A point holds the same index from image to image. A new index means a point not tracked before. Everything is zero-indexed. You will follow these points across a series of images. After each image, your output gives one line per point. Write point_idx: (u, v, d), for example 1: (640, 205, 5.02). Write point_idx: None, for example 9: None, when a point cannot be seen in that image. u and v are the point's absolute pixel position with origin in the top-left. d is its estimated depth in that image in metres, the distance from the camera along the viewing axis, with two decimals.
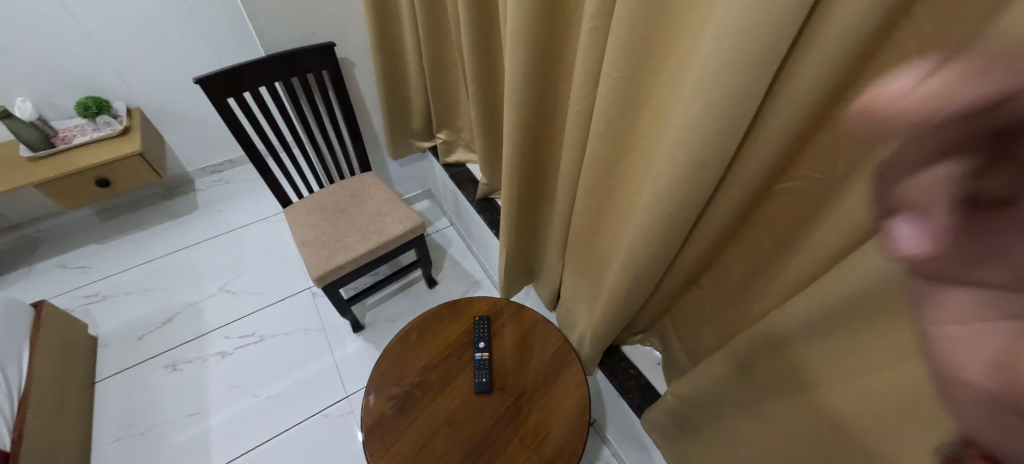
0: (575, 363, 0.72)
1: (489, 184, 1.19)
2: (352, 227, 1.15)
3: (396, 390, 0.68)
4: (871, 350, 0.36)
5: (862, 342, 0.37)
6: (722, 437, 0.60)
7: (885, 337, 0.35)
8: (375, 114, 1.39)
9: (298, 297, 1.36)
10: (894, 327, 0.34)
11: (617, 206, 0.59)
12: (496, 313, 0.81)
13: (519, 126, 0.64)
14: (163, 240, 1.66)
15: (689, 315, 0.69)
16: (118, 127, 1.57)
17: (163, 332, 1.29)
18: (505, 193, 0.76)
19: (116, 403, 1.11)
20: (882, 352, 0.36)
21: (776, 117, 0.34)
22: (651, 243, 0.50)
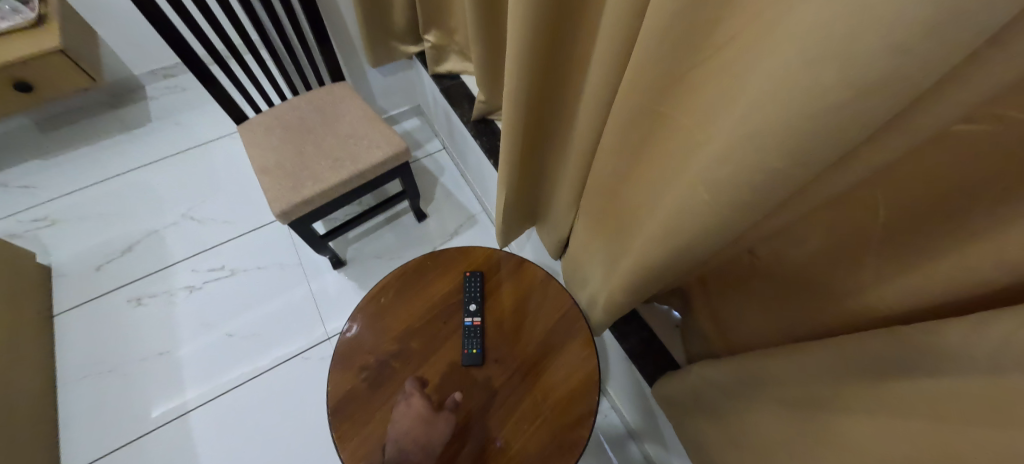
0: (583, 332, 0.61)
1: (487, 103, 0.97)
2: (320, 152, 0.96)
3: (369, 361, 0.58)
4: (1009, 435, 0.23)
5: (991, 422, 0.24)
6: (734, 435, 0.51)
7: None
8: (346, 4, 1.10)
9: (271, 228, 1.22)
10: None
11: (663, 149, 0.41)
12: (491, 268, 0.68)
13: (528, 20, 0.43)
14: (114, 157, 1.46)
15: (728, 286, 0.56)
16: (30, 14, 1.25)
17: (123, 262, 1.17)
18: (506, 121, 0.57)
19: (79, 338, 1.03)
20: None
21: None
22: (717, 210, 0.34)
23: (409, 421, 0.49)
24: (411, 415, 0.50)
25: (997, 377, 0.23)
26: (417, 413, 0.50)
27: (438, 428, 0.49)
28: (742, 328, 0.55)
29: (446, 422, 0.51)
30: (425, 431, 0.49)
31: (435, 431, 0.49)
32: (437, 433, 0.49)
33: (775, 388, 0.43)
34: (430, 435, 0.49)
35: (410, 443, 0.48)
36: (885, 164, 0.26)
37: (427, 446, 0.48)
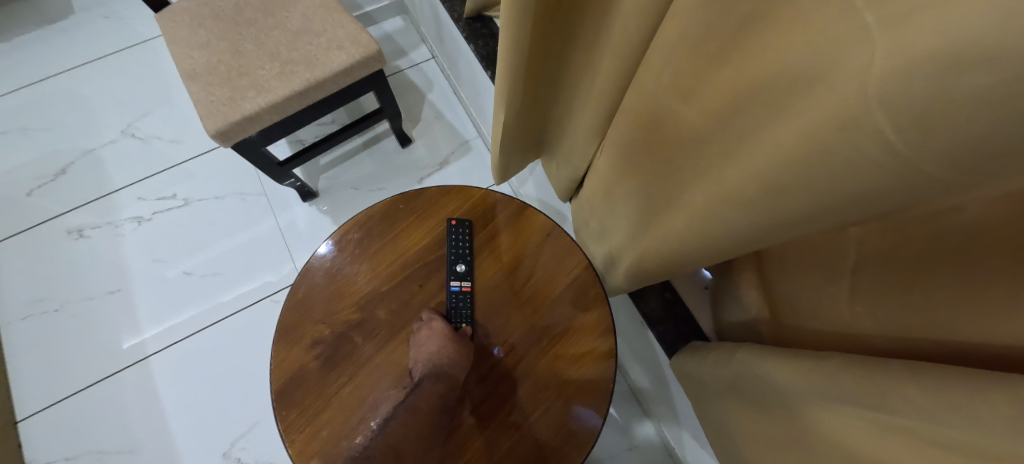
0: (599, 303, 0.50)
1: None
2: (264, 53, 0.74)
3: (323, 332, 0.47)
4: None
5: None
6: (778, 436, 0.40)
7: None
8: None
9: (228, 151, 1.03)
10: None
11: (778, 42, 0.22)
12: (482, 218, 0.54)
13: None
14: (33, 58, 1.20)
15: (805, 254, 0.40)
16: None
17: (57, 187, 1.00)
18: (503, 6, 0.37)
19: (17, 274, 0.91)
20: None
21: None
22: (899, 155, 0.18)
23: (436, 339, 0.44)
24: (435, 333, 0.45)
25: None
26: (443, 330, 0.45)
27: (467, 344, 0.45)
28: (811, 314, 0.41)
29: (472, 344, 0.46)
30: (455, 346, 0.44)
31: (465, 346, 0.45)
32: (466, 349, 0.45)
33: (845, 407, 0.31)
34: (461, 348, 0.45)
35: (441, 356, 0.43)
36: None
37: (459, 359, 0.44)
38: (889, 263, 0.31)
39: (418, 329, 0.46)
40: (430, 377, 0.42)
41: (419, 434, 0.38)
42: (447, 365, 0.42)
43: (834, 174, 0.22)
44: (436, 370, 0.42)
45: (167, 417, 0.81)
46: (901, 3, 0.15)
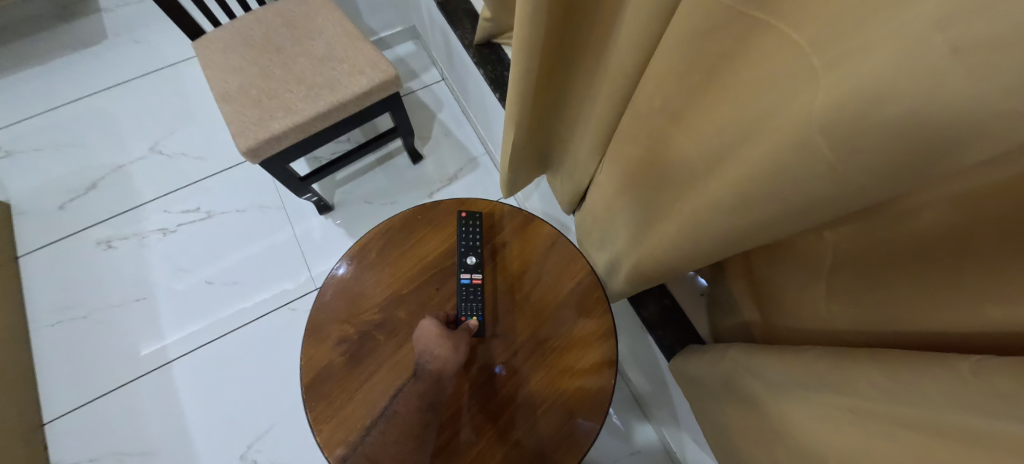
0: (601, 304, 0.54)
1: (493, 20, 0.78)
2: (290, 78, 0.80)
3: (348, 331, 0.51)
4: None
5: None
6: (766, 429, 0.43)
7: None
8: None
9: (249, 167, 1.09)
10: None
11: (751, 75, 0.27)
12: (493, 228, 0.58)
13: None
14: (68, 80, 1.28)
15: (788, 259, 0.44)
16: None
17: (87, 200, 1.06)
18: (513, 39, 0.42)
19: (47, 283, 0.95)
20: None
21: None
22: (838, 170, 0.22)
23: (429, 337, 0.45)
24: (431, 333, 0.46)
25: None
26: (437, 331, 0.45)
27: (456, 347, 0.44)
28: (797, 316, 0.44)
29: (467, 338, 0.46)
30: (444, 344, 0.44)
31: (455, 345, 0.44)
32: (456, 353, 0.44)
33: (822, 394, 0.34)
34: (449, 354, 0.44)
35: (427, 362, 0.43)
36: None
37: (448, 362, 0.43)
38: (859, 266, 0.36)
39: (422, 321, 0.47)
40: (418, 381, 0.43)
41: (402, 440, 0.41)
42: (433, 370, 0.43)
43: (800, 182, 0.26)
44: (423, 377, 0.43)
45: (186, 420, 0.84)
46: (835, 54, 0.20)
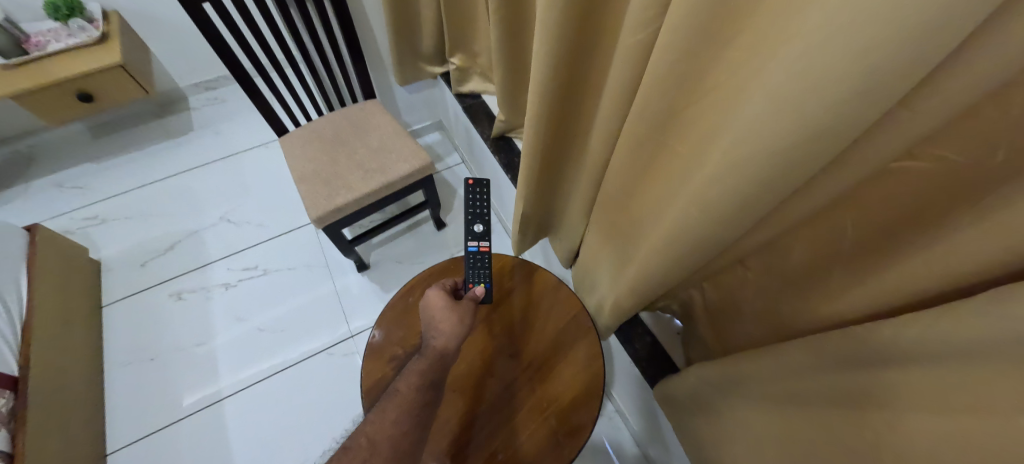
0: (592, 333, 0.68)
1: (507, 122, 1.03)
2: (352, 163, 1.05)
3: (397, 351, 0.66)
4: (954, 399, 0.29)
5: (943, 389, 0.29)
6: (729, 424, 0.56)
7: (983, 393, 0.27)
8: (380, 32, 1.21)
9: (302, 233, 1.30)
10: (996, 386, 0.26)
11: (667, 172, 0.47)
12: (507, 273, 0.75)
13: (553, 56, 0.50)
14: (159, 163, 1.57)
15: (725, 294, 0.61)
16: (95, 33, 1.40)
17: (165, 259, 1.26)
18: (525, 137, 0.64)
19: (124, 329, 1.12)
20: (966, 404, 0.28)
21: (940, 89, 0.22)
22: (707, 226, 0.41)
23: (437, 308, 0.57)
24: (437, 305, 0.58)
25: (936, 362, 0.29)
26: (442, 306, 0.57)
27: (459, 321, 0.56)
28: (738, 334, 0.59)
29: (467, 307, 0.58)
30: (449, 313, 0.56)
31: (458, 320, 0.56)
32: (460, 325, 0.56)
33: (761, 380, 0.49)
34: (453, 327, 0.55)
35: (434, 335, 0.54)
36: (847, 183, 0.32)
37: (450, 332, 0.55)
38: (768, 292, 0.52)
39: (431, 294, 0.60)
40: (426, 352, 0.53)
41: (403, 414, 0.49)
42: (438, 345, 0.53)
43: (691, 238, 0.44)
44: (429, 350, 0.54)
45: (233, 452, 0.95)
46: (699, 166, 0.40)
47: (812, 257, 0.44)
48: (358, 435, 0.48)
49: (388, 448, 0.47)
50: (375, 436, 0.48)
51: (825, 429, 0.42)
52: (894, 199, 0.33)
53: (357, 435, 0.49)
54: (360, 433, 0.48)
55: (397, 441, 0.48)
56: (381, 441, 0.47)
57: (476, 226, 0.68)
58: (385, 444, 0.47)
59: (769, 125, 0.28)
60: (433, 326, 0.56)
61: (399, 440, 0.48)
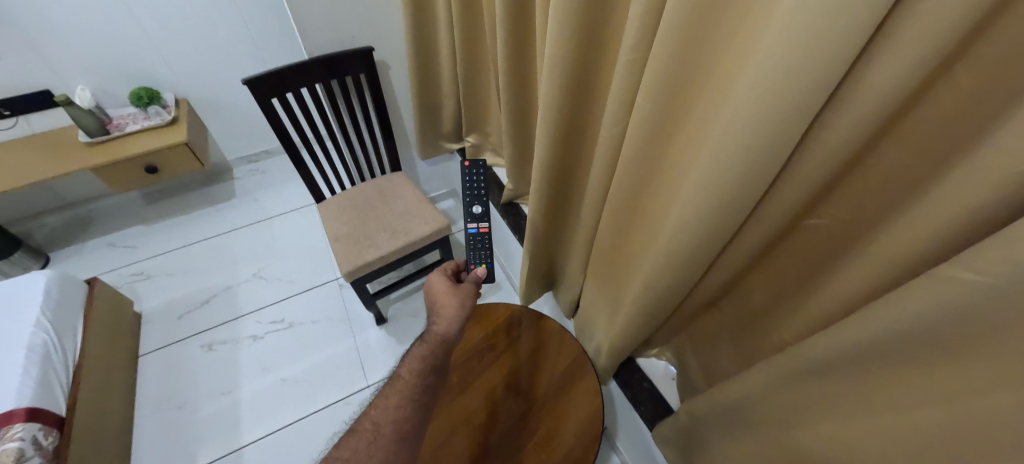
0: (592, 373, 0.76)
1: (515, 190, 1.19)
2: (381, 225, 1.20)
3: None
4: (875, 397, 0.36)
5: (868, 389, 0.37)
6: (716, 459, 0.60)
7: (889, 387, 0.35)
8: (408, 117, 1.44)
9: (327, 287, 1.42)
10: (894, 378, 0.35)
11: (644, 227, 0.60)
12: (514, 321, 0.85)
13: (552, 141, 0.66)
14: (202, 226, 1.75)
15: (707, 334, 0.69)
16: (167, 117, 1.62)
17: (200, 312, 1.39)
18: (531, 202, 0.78)
19: (156, 376, 1.22)
20: (885, 400, 0.36)
21: (803, 164, 0.36)
22: (675, 269, 0.52)
23: (441, 294, 0.65)
24: (439, 294, 0.66)
25: (851, 364, 0.37)
26: (444, 293, 0.66)
27: (459, 305, 0.64)
28: (721, 370, 0.67)
29: (464, 292, 0.66)
30: (449, 297, 0.65)
31: (459, 303, 0.64)
32: (460, 308, 0.64)
33: (736, 411, 0.54)
34: (454, 310, 0.63)
35: (437, 320, 0.62)
36: (772, 229, 0.45)
37: (449, 316, 0.63)
38: (739, 328, 0.62)
39: (434, 279, 0.68)
40: (430, 334, 0.60)
41: (402, 392, 0.53)
42: (439, 330, 0.61)
43: (662, 281, 0.55)
44: (434, 333, 0.61)
45: None
46: (665, 221, 0.53)
47: (767, 297, 0.55)
48: (365, 416, 0.52)
49: (395, 421, 0.50)
50: (382, 412, 0.51)
51: (788, 449, 0.48)
52: (812, 243, 0.45)
53: (365, 416, 0.52)
54: (367, 413, 0.52)
55: (403, 414, 0.51)
56: (386, 419, 0.51)
57: (474, 211, 0.84)
58: (393, 418, 0.51)
59: (702, 191, 0.41)
60: (437, 313, 0.64)
61: (406, 414, 0.52)
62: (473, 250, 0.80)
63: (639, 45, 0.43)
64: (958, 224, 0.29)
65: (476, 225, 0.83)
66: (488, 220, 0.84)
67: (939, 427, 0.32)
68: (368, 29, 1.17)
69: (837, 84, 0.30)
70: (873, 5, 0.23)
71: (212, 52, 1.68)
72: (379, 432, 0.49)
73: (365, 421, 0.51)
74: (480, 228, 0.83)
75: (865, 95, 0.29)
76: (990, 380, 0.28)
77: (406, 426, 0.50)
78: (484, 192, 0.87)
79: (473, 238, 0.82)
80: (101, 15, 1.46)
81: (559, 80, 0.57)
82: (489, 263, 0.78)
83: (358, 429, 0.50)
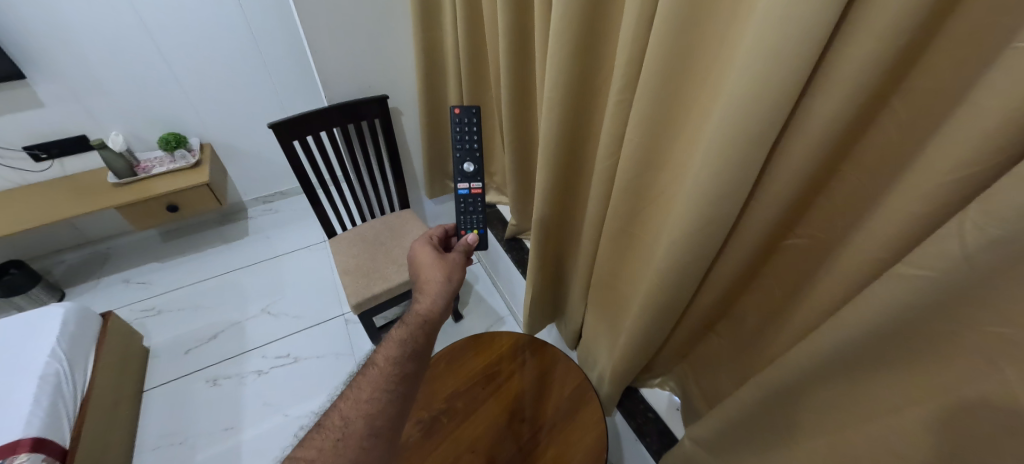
0: (594, 400, 0.76)
1: (518, 225, 1.24)
2: (389, 259, 1.25)
3: (424, 415, 0.76)
4: (863, 402, 0.38)
5: (854, 397, 0.39)
6: None
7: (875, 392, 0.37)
8: (417, 157, 1.52)
9: (332, 323, 1.50)
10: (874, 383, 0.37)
11: (639, 252, 0.64)
12: (518, 348, 0.87)
13: (551, 174, 0.72)
14: (214, 262, 1.80)
15: (707, 359, 0.71)
16: (191, 160, 1.72)
17: (208, 347, 1.44)
18: (533, 233, 0.82)
19: (162, 411, 1.27)
20: (872, 404, 0.38)
21: (771, 190, 0.41)
22: (667, 290, 0.55)
23: (428, 269, 0.69)
24: (423, 266, 0.70)
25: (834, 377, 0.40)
26: (428, 266, 0.70)
27: (443, 277, 0.68)
28: (722, 395, 0.68)
29: (449, 265, 0.70)
30: (434, 270, 0.69)
31: (442, 276, 0.68)
32: (444, 280, 0.68)
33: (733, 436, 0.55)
34: (438, 283, 0.67)
35: (421, 296, 0.65)
36: (754, 249, 0.48)
37: (433, 290, 0.66)
38: (736, 350, 0.64)
39: (419, 258, 0.72)
40: (414, 311, 0.63)
41: (377, 382, 0.54)
42: (422, 307, 0.63)
43: (657, 303, 0.58)
44: (417, 308, 0.63)
45: None
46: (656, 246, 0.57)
47: (759, 318, 0.57)
48: (344, 398, 0.53)
49: (379, 399, 0.52)
50: (364, 391, 0.53)
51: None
52: (795, 261, 0.49)
53: (344, 397, 0.53)
54: (346, 395, 0.54)
55: (385, 392, 0.53)
56: (356, 412, 0.51)
57: (466, 167, 0.81)
58: (375, 396, 0.53)
59: (685, 212, 0.45)
60: (420, 286, 0.67)
61: (388, 396, 0.53)
62: (464, 214, 0.80)
63: (627, 87, 0.50)
64: (905, 236, 0.33)
65: (467, 186, 0.81)
66: (481, 181, 0.82)
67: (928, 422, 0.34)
68: (384, 79, 1.28)
69: (789, 115, 0.35)
70: (810, 49, 0.29)
71: (239, 101, 1.82)
72: (361, 412, 0.51)
73: (344, 403, 0.53)
74: (472, 190, 0.81)
75: (813, 126, 0.34)
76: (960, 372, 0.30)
77: (391, 401, 0.53)
78: (477, 146, 0.81)
79: (465, 201, 0.81)
80: (142, 70, 1.60)
81: (557, 119, 0.63)
82: (481, 230, 0.79)
83: (330, 424, 0.50)
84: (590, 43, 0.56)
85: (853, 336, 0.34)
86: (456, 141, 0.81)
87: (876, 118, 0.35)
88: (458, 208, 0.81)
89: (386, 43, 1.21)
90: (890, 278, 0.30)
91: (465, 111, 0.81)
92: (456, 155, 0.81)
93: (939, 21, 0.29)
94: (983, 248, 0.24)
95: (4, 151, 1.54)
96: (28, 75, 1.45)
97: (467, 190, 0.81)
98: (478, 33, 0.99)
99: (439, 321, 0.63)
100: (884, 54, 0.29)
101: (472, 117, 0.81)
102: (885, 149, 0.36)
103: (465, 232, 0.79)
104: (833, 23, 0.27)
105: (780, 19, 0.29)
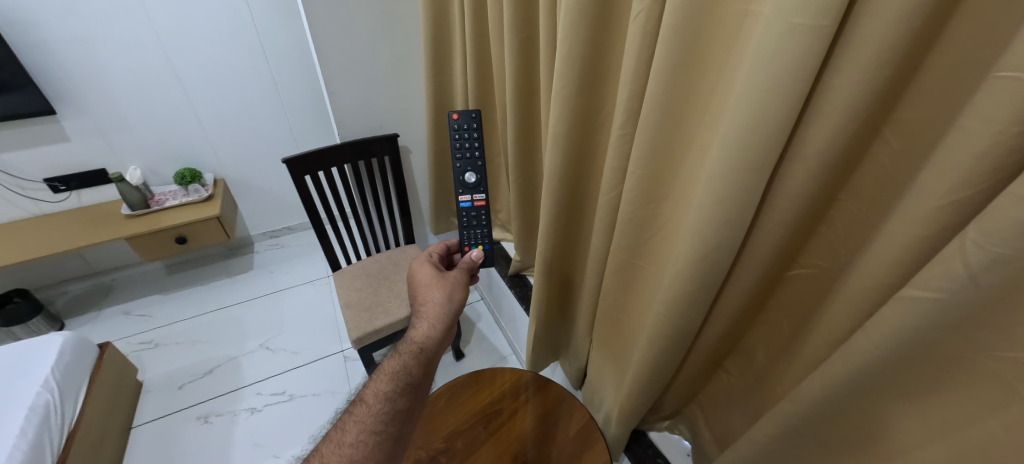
0: (599, 443, 0.73)
1: (523, 260, 1.22)
2: (393, 294, 1.24)
3: (421, 453, 0.73)
4: (894, 433, 0.37)
5: (882, 428, 0.37)
6: None
7: (902, 419, 0.36)
8: (423, 194, 1.58)
9: (331, 359, 1.47)
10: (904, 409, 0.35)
11: (645, 285, 0.64)
12: (520, 385, 0.84)
13: (555, 207, 0.73)
14: (217, 295, 1.79)
15: (717, 398, 0.68)
16: (204, 193, 1.76)
17: (202, 383, 1.40)
18: (539, 266, 0.82)
19: (147, 451, 1.21)
20: (911, 434, 0.36)
21: (768, 220, 0.42)
22: (674, 323, 0.53)
23: (431, 292, 0.68)
24: (422, 287, 0.69)
25: (850, 411, 0.38)
26: (427, 287, 0.69)
27: (443, 298, 0.67)
28: (733, 436, 0.65)
29: (449, 290, 0.69)
30: (433, 295, 0.68)
31: (442, 302, 0.67)
32: (443, 303, 0.67)
33: None
34: (437, 306, 0.66)
35: (419, 322, 0.64)
36: (760, 279, 0.48)
37: (433, 318, 0.65)
38: (749, 387, 0.61)
39: (419, 283, 0.71)
40: (409, 341, 0.61)
41: (366, 423, 0.52)
42: (418, 337, 0.62)
43: (663, 337, 0.56)
44: (413, 335, 0.63)
45: None
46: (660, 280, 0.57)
47: (769, 353, 0.56)
48: (330, 438, 0.52)
49: (367, 440, 0.51)
50: (352, 430, 0.51)
51: None
52: (804, 291, 0.48)
53: (329, 438, 0.52)
54: (332, 435, 0.52)
55: (375, 432, 0.51)
56: (339, 456, 0.49)
57: (470, 178, 0.84)
58: (363, 437, 0.51)
59: (688, 240, 0.46)
60: (418, 310, 0.67)
61: (376, 439, 0.51)
62: (468, 228, 0.82)
63: (629, 122, 0.52)
64: (909, 259, 0.33)
65: (470, 198, 0.84)
66: (483, 192, 0.85)
67: (959, 454, 0.32)
68: (395, 119, 1.35)
69: (785, 144, 0.37)
70: (796, 84, 0.31)
71: (255, 139, 1.89)
72: (346, 456, 0.49)
73: (329, 445, 0.51)
74: (474, 202, 0.84)
75: (810, 152, 0.35)
76: (997, 395, 0.30)
77: (381, 443, 0.51)
78: (479, 156, 0.84)
79: (468, 213, 0.83)
80: (167, 109, 1.69)
81: (561, 152, 0.65)
82: (485, 245, 0.81)
83: None
84: (592, 84, 0.60)
85: (864, 366, 0.33)
86: (457, 149, 0.83)
87: (870, 148, 0.37)
88: (462, 222, 0.83)
89: (397, 86, 1.28)
90: (895, 303, 0.30)
91: (465, 117, 0.82)
92: (458, 164, 0.84)
93: (919, 58, 0.31)
94: (986, 267, 0.25)
95: (26, 182, 1.60)
96: (59, 112, 1.54)
97: (469, 203, 0.84)
98: (485, 78, 1.05)
99: (437, 349, 0.62)
100: (868, 87, 0.31)
101: (471, 122, 0.83)
102: (883, 177, 0.37)
103: (469, 248, 0.81)
104: (819, 58, 0.30)
105: (773, 52, 0.31)
